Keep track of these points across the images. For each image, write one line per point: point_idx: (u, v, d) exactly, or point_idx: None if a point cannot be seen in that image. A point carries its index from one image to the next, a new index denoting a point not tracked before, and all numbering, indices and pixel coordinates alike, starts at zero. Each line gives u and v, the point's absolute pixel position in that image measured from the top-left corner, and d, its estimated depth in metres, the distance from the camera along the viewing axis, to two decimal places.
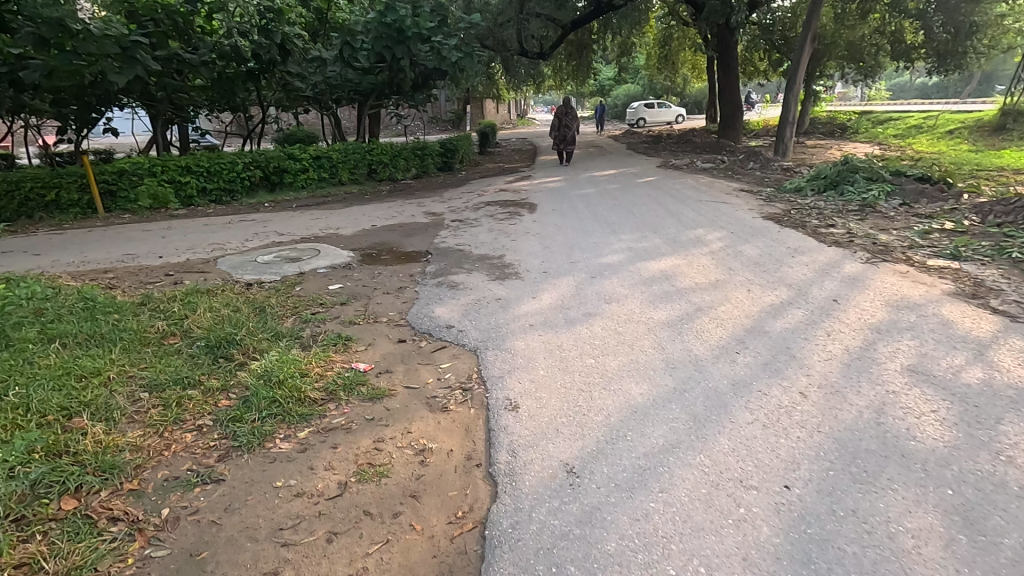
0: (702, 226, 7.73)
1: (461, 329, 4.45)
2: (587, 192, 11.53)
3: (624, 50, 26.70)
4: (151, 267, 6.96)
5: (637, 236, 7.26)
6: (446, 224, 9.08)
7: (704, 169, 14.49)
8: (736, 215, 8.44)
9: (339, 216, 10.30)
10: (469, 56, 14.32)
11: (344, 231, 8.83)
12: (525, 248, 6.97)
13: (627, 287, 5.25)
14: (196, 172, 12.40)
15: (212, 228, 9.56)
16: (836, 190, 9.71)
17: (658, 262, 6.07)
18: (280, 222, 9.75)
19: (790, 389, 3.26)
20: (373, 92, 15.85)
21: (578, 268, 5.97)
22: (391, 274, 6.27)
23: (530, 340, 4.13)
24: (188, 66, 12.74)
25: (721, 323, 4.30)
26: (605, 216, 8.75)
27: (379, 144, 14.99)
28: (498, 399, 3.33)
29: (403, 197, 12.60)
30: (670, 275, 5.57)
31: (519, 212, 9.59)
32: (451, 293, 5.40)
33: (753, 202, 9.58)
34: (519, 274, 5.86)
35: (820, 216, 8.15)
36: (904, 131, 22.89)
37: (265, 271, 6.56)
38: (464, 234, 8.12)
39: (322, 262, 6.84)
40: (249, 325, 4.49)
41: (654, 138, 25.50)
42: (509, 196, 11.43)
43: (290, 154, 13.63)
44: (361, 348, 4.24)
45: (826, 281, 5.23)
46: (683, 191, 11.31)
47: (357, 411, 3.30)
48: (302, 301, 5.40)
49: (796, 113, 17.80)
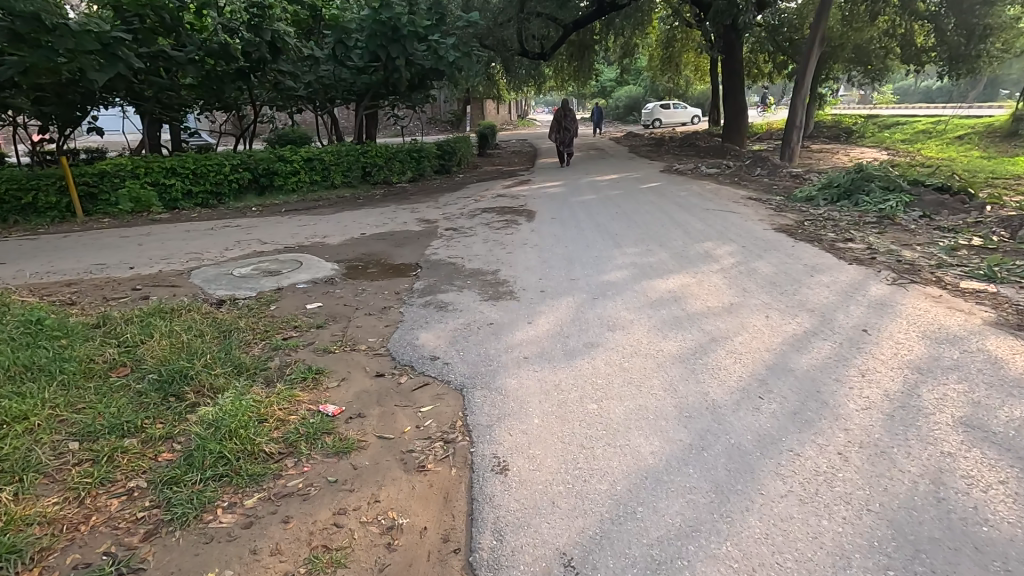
0: (711, 238, 7.26)
1: (447, 361, 3.97)
2: (588, 199, 11.04)
3: (626, 50, 26.23)
4: (120, 280, 6.48)
5: (641, 249, 6.77)
6: (440, 232, 8.60)
7: (709, 174, 14.03)
8: (747, 227, 7.97)
9: (328, 222, 9.82)
10: (466, 56, 13.85)
11: (331, 239, 8.35)
12: (522, 262, 6.49)
13: (633, 311, 4.77)
14: (181, 175, 11.92)
15: (193, 235, 9.06)
16: (850, 199, 9.25)
17: (665, 280, 5.59)
18: (265, 229, 9.26)
19: (827, 449, 2.77)
20: (368, 92, 15.36)
21: (578, 287, 5.49)
22: (376, 291, 5.80)
23: (523, 377, 3.64)
24: (174, 64, 12.36)
25: (740, 358, 3.82)
26: (608, 226, 8.27)
27: (374, 145, 14.49)
28: (485, 458, 2.85)
29: (397, 202, 12.11)
30: (679, 296, 5.09)
31: (517, 220, 9.11)
32: (438, 316, 4.92)
33: (763, 212, 9.11)
34: (514, 294, 5.37)
35: (835, 228, 7.68)
36: (913, 136, 22.42)
37: (240, 286, 6.08)
38: (458, 245, 7.64)
39: (303, 276, 6.38)
40: (210, 355, 4.00)
41: (657, 141, 25.02)
42: (506, 202, 10.96)
43: (281, 156, 13.14)
44: (334, 384, 3.75)
45: (852, 306, 4.75)
46: (689, 197, 10.85)
47: (318, 471, 2.81)
48: (275, 323, 4.92)
49: (804, 117, 17.34)
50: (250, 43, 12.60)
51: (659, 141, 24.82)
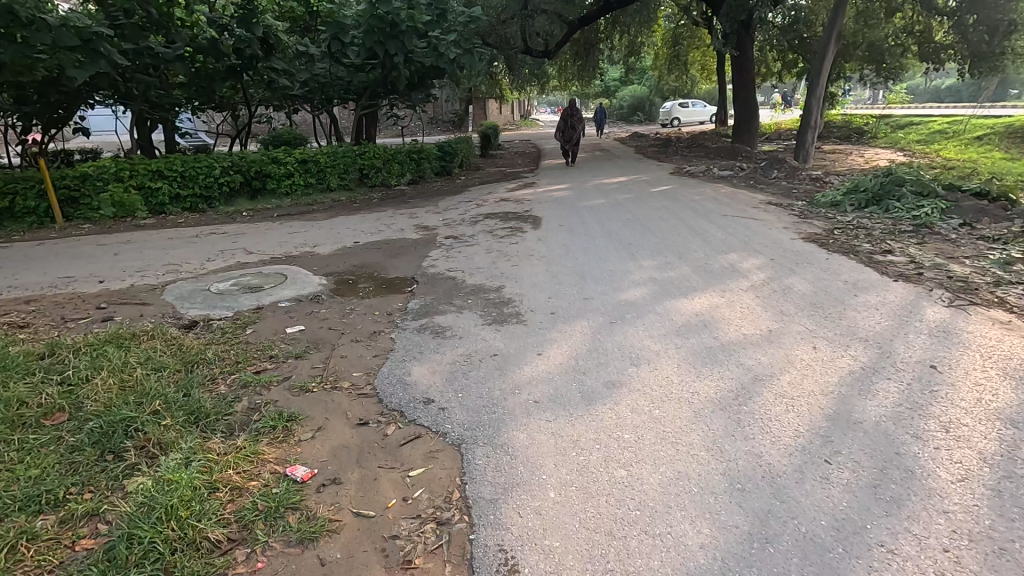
0: (735, 250, 6.62)
1: (443, 406, 3.35)
2: (597, 204, 10.42)
3: (632, 49, 25.60)
4: (85, 296, 5.88)
5: (660, 263, 6.15)
6: (439, 241, 7.98)
7: (722, 176, 13.43)
8: (772, 236, 7.34)
9: (321, 229, 9.22)
10: (468, 53, 13.21)
11: (321, 249, 7.74)
12: (529, 277, 5.86)
13: (658, 338, 4.16)
14: (169, 178, 11.34)
15: (176, 243, 8.46)
16: (879, 205, 8.63)
17: (691, 300, 4.97)
18: (253, 237, 8.66)
19: (927, 544, 2.16)
20: (365, 91, 14.76)
21: (593, 308, 4.87)
22: (366, 311, 5.18)
23: (534, 430, 3.03)
24: (161, 61, 11.69)
25: (793, 404, 3.20)
26: (621, 234, 7.66)
27: (371, 147, 13.86)
28: (489, 551, 2.24)
29: (395, 206, 11.50)
30: (709, 320, 4.47)
31: (522, 227, 8.50)
32: (435, 344, 4.30)
33: (786, 219, 8.50)
34: (521, 316, 4.76)
35: (869, 239, 7.06)
36: (929, 136, 21.74)
37: (215, 305, 5.46)
38: (458, 256, 7.03)
39: (288, 292, 5.76)
40: (163, 397, 3.39)
41: (664, 142, 24.36)
42: (511, 207, 10.34)
43: (274, 158, 12.54)
44: (308, 436, 3.14)
45: (910, 334, 4.13)
46: (704, 202, 10.24)
47: (276, 569, 2.21)
48: (249, 352, 4.31)
49: (819, 117, 16.68)
50: (241, 40, 11.94)
51: (666, 141, 24.20)
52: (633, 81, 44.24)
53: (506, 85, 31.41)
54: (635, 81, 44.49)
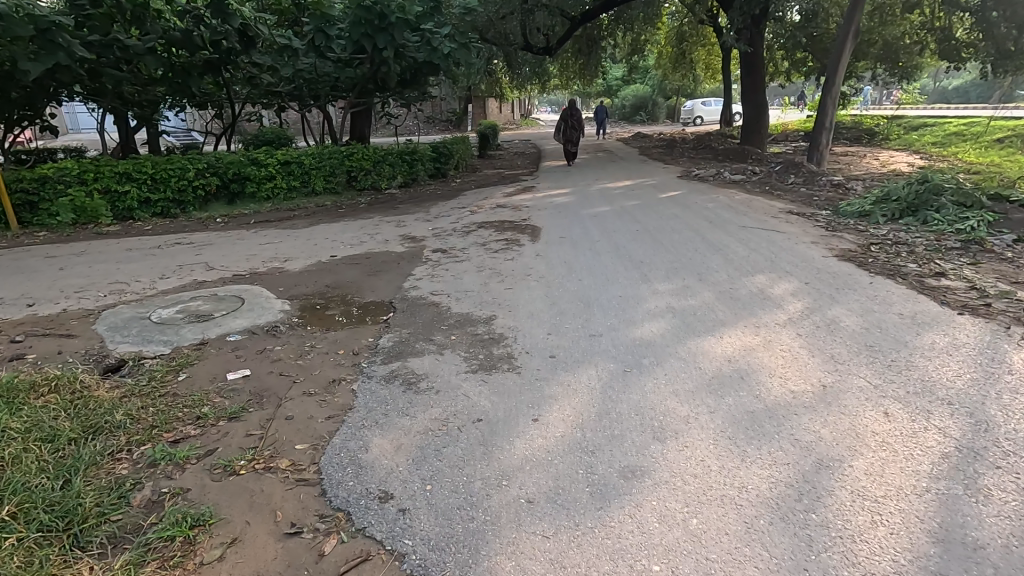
0: (763, 271, 5.75)
1: (404, 508, 2.49)
2: (601, 211, 9.58)
3: (636, 47, 24.70)
4: (5, 324, 5.02)
5: (678, 288, 5.30)
6: (425, 256, 7.12)
7: (734, 181, 12.59)
8: (802, 254, 6.48)
9: (297, 239, 8.37)
10: (463, 47, 12.37)
11: (292, 265, 6.89)
12: (524, 305, 5.01)
13: (683, 398, 3.31)
14: (138, 180, 10.48)
15: (133, 255, 7.60)
16: (916, 217, 7.79)
17: (719, 339, 4.11)
18: (220, 249, 7.80)
19: None
20: (355, 87, 13.89)
21: (601, 349, 4.01)
22: (328, 350, 4.31)
23: (526, 557, 2.18)
24: (132, 54, 10.88)
25: (880, 512, 2.35)
26: (630, 249, 6.80)
27: (360, 147, 12.97)
28: None
29: (382, 213, 10.65)
30: (747, 371, 3.61)
31: (519, 239, 7.63)
32: (405, 402, 3.44)
33: (813, 231, 7.65)
34: (513, 361, 3.90)
35: (913, 257, 6.22)
36: (945, 138, 20.90)
37: (150, 339, 4.58)
38: (445, 274, 6.17)
39: (241, 322, 4.88)
40: (27, 492, 2.52)
41: (669, 142, 23.45)
42: (508, 215, 9.48)
43: (254, 160, 11.67)
44: (213, 556, 2.28)
45: (1003, 393, 3.27)
46: (718, 210, 9.38)
47: None
48: (171, 411, 3.43)
49: (835, 118, 15.82)
50: (217, 32, 11.10)
51: (670, 142, 23.34)
52: (635, 81, 43.44)
53: (505, 83, 30.49)
54: (637, 80, 43.49)
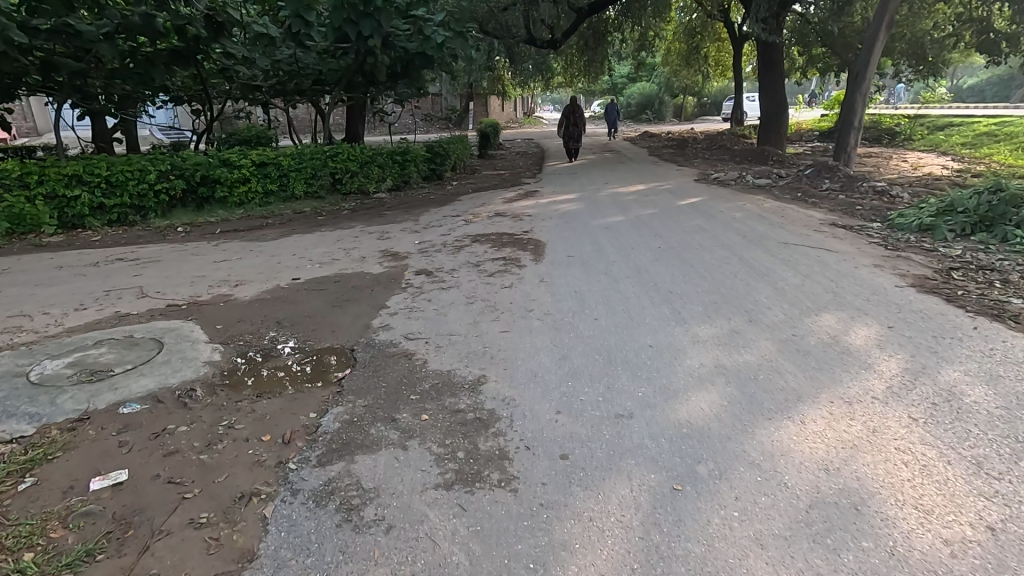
0: (830, 311, 4.51)
1: None
2: (614, 222, 8.35)
3: (644, 42, 23.44)
4: None
5: (726, 338, 4.05)
6: (405, 280, 5.89)
7: (759, 186, 11.36)
8: (869, 283, 5.23)
9: (259, 255, 7.15)
10: (460, 36, 10.94)
11: (244, 291, 5.67)
12: (526, 360, 3.77)
13: (775, 558, 2.08)
14: (90, 184, 9.28)
15: (59, 275, 6.38)
16: (992, 233, 6.58)
17: (803, 430, 2.87)
18: (165, 268, 6.58)
19: None
20: (340, 81, 12.65)
21: (635, 447, 2.78)
22: (250, 435, 3.08)
23: None
24: (85, 42, 9.64)
25: None
26: (654, 275, 5.55)
27: (345, 146, 11.73)
28: None
29: (365, 221, 9.43)
30: (865, 499, 2.37)
31: (519, 259, 6.39)
32: (337, 551, 2.21)
33: (871, 250, 6.42)
34: (507, 466, 2.67)
35: (1014, 288, 4.97)
36: (975, 138, 19.65)
37: (11, 412, 3.35)
38: (428, 308, 4.94)
39: (144, 383, 3.64)
40: None
41: (679, 142, 22.22)
42: (507, 226, 8.25)
43: (226, 161, 10.47)
44: None
45: None
46: (749, 222, 8.14)
47: None
48: None
49: (864, 117, 14.52)
50: (181, 17, 9.79)
51: (681, 141, 22.06)
52: (642, 78, 42.19)
53: (507, 79, 29.22)
54: (644, 77, 42.21)
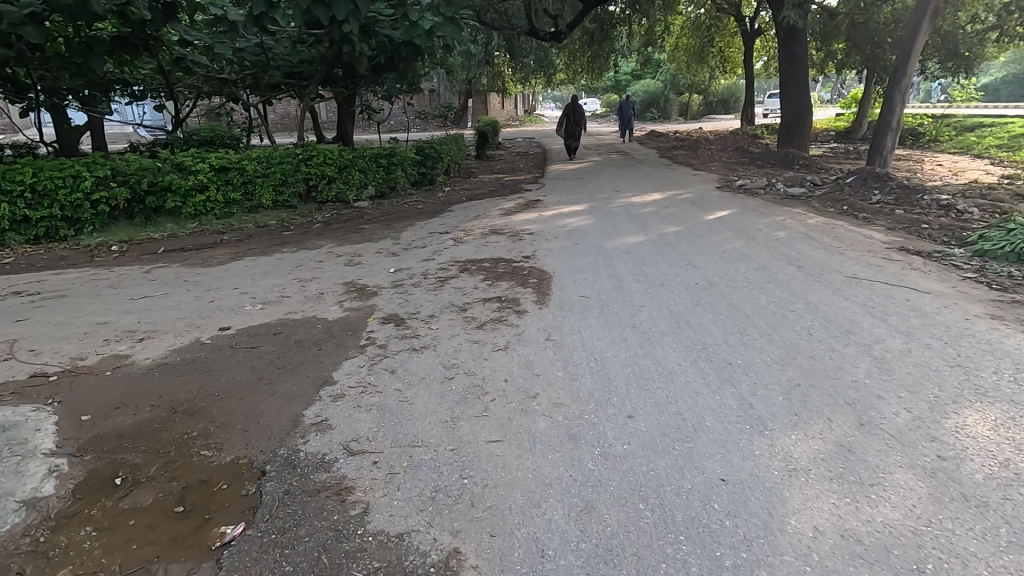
0: (974, 408, 3.06)
1: None
2: (633, 243, 6.88)
3: (654, 36, 21.91)
4: None
5: (841, 467, 2.57)
6: (367, 333, 4.42)
7: (794, 195, 9.91)
8: (1000, 348, 3.78)
9: (193, 290, 5.68)
10: (451, 23, 9.19)
11: (150, 350, 4.21)
12: (528, 518, 2.31)
13: None
14: (10, 193, 7.82)
15: None
16: None
17: None
18: (65, 310, 5.11)
19: None
20: (317, 74, 11.11)
21: None
22: None
23: None
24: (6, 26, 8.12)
25: None
26: (700, 333, 4.08)
27: (320, 148, 10.24)
28: None
29: (336, 238, 7.98)
30: None
31: (518, 301, 4.93)
32: None
33: (973, 291, 4.94)
34: None
35: None
36: (1012, 138, 18.19)
37: None
38: (386, 390, 3.46)
39: None
40: None
41: (691, 142, 20.73)
42: (505, 249, 6.78)
43: (178, 165, 9.00)
44: None
45: None
46: (798, 244, 6.66)
47: None
48: None
49: (901, 117, 12.98)
50: None
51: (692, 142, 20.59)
52: (647, 75, 40.64)
53: (507, 75, 27.73)
54: (649, 74, 40.62)
